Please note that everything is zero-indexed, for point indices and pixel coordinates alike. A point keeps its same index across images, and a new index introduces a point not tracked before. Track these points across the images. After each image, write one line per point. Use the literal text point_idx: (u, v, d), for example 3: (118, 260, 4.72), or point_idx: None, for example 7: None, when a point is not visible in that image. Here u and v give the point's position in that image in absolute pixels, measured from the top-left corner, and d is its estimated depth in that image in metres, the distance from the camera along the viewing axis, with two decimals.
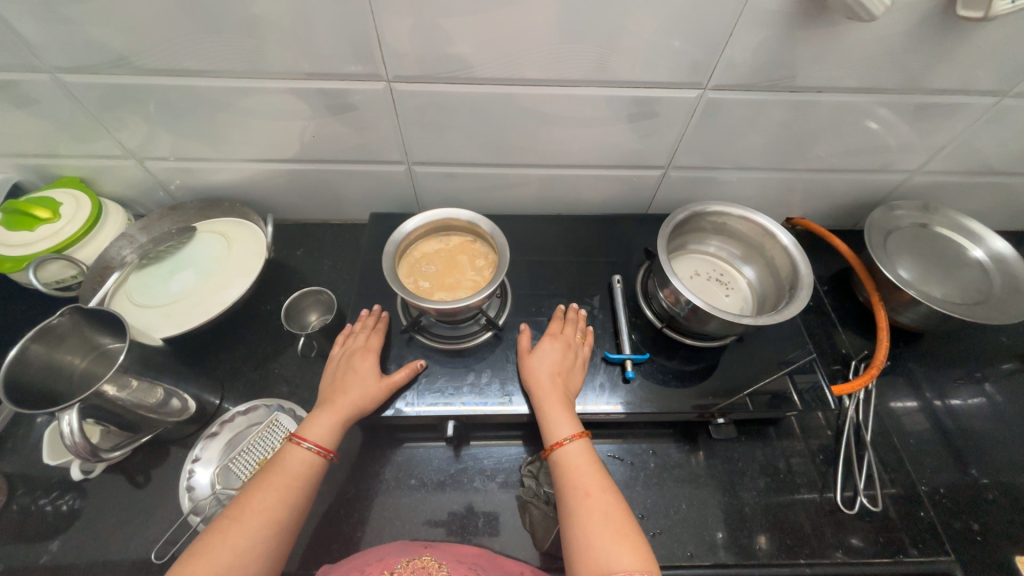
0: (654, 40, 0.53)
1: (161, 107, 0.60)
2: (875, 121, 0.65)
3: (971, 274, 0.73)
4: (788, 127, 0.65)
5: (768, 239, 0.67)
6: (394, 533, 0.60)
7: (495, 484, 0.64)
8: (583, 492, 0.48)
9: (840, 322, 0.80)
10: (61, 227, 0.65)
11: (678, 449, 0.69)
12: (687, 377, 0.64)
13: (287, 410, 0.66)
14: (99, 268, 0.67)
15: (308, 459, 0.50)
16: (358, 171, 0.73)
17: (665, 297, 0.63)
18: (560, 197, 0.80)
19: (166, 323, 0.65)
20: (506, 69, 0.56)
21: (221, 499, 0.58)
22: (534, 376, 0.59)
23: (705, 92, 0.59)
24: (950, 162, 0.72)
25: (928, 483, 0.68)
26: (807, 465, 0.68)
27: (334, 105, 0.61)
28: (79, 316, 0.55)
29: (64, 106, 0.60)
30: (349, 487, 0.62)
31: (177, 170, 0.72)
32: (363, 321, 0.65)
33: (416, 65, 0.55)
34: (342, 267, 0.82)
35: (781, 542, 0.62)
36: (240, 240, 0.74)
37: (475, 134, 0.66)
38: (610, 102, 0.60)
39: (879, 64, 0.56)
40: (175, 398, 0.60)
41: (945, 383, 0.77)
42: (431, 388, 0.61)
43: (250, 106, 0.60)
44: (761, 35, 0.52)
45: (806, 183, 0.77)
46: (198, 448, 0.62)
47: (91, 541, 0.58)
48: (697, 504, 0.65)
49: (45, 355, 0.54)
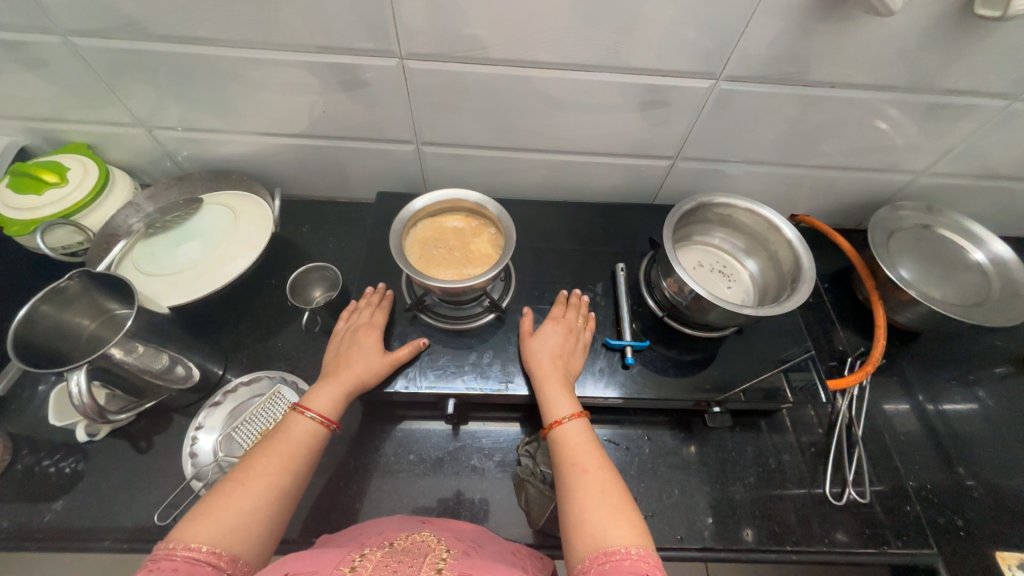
0: (669, 28, 0.53)
1: (171, 75, 0.60)
2: (885, 120, 0.65)
3: (971, 276, 0.74)
4: (799, 122, 0.65)
5: (773, 233, 0.67)
6: (392, 506, 0.61)
7: (492, 463, 0.65)
8: (581, 469, 0.49)
9: (838, 320, 0.81)
10: (68, 193, 0.65)
11: (672, 436, 0.70)
12: (685, 366, 0.65)
13: (289, 382, 0.67)
14: (105, 237, 0.68)
15: (311, 428, 0.51)
16: (365, 149, 0.73)
17: (669, 286, 0.64)
18: (567, 183, 0.80)
19: (172, 292, 0.66)
20: (519, 51, 0.56)
21: (222, 466, 0.59)
22: (535, 359, 0.60)
23: (718, 82, 0.59)
24: (958, 164, 0.72)
25: (916, 479, 0.70)
26: (798, 457, 0.70)
27: (346, 80, 0.60)
28: (89, 280, 0.55)
29: (74, 69, 0.59)
30: (349, 460, 0.63)
31: (185, 141, 0.71)
32: (368, 299, 0.66)
33: (429, 43, 0.55)
34: (347, 246, 0.82)
35: (769, 529, 0.64)
36: (246, 213, 0.74)
37: (485, 116, 0.66)
38: (621, 88, 0.60)
39: (892, 61, 0.56)
40: (180, 364, 0.61)
41: (938, 385, 0.78)
42: (433, 366, 0.62)
43: (262, 79, 0.60)
44: (776, 28, 0.52)
45: (813, 179, 0.77)
46: (201, 416, 0.63)
47: (93, 503, 0.59)
48: (688, 490, 0.66)
49: (54, 315, 0.54)
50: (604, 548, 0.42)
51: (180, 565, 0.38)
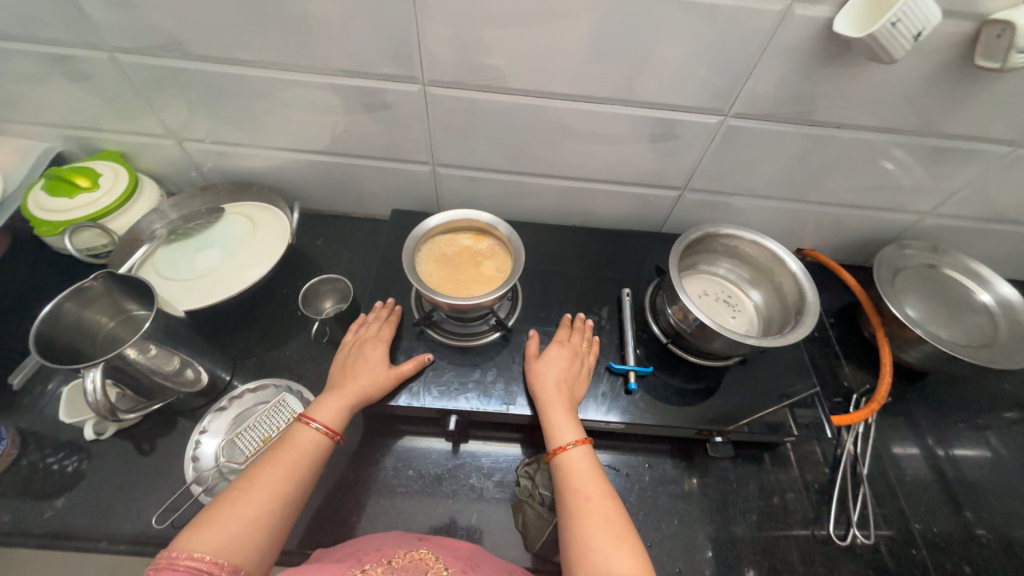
0: (680, 66, 0.55)
1: (206, 92, 0.63)
2: (891, 160, 0.66)
3: (977, 317, 0.74)
4: (805, 159, 0.67)
5: (777, 265, 0.68)
6: (388, 522, 0.61)
7: (491, 483, 0.64)
8: (584, 497, 0.49)
9: (844, 355, 0.81)
10: (98, 197, 0.68)
11: (674, 466, 0.69)
12: (687, 394, 0.65)
13: (294, 391, 0.67)
14: (130, 239, 0.71)
15: (316, 439, 0.52)
16: (383, 168, 0.75)
17: (673, 313, 0.64)
18: (577, 209, 0.82)
19: (188, 296, 0.68)
20: (536, 82, 0.59)
21: (224, 472, 0.59)
22: (539, 380, 0.60)
23: (726, 118, 0.62)
24: (964, 207, 0.73)
25: (922, 522, 0.68)
26: (801, 493, 0.69)
27: (369, 103, 0.63)
28: (111, 279, 0.57)
29: (115, 82, 0.63)
30: (348, 473, 0.64)
31: (212, 153, 0.74)
32: (377, 312, 0.67)
33: (451, 71, 0.58)
34: (359, 260, 0.84)
35: (770, 567, 0.63)
36: (264, 224, 0.77)
37: (500, 142, 0.68)
38: (632, 121, 0.63)
39: (896, 105, 0.58)
40: (190, 368, 0.62)
41: (945, 426, 0.77)
42: (437, 381, 0.63)
43: (291, 98, 0.64)
44: (782, 70, 0.55)
45: (819, 215, 0.79)
46: (205, 420, 0.64)
47: (93, 502, 0.59)
48: (688, 521, 0.65)
49: (76, 313, 0.56)
50: None
51: (183, 575, 0.39)
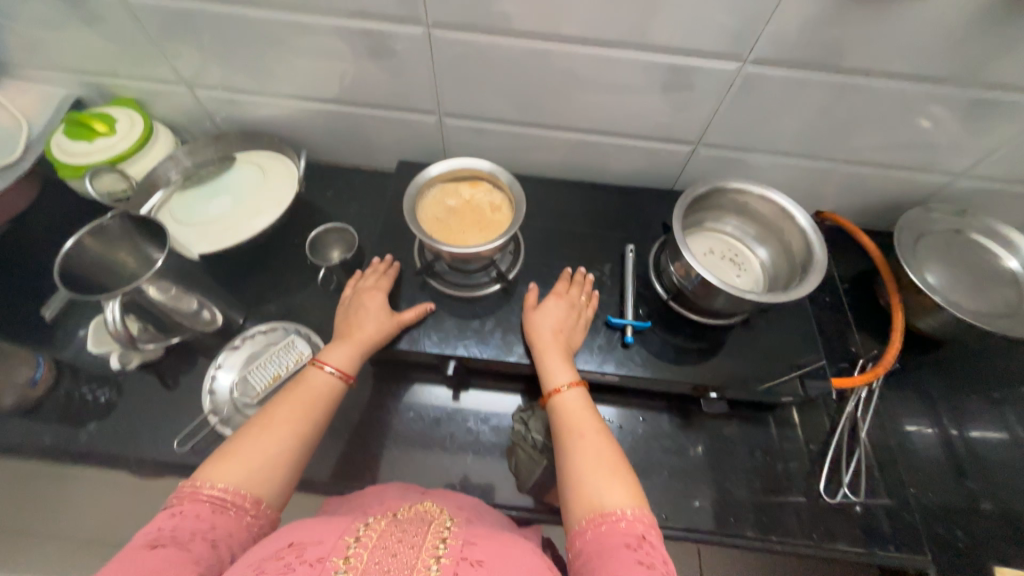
0: (697, 6, 0.52)
1: (214, 36, 0.63)
2: (923, 114, 0.62)
3: (1001, 285, 0.70)
4: (829, 112, 0.63)
5: (787, 222, 0.66)
6: (391, 457, 0.65)
7: (487, 427, 0.68)
8: (578, 434, 0.50)
9: (855, 322, 0.79)
10: (116, 142, 0.71)
11: (669, 421, 0.70)
12: (686, 352, 0.65)
13: (303, 334, 0.71)
14: (147, 185, 0.73)
15: (329, 381, 0.55)
16: (390, 118, 0.75)
17: (676, 270, 0.63)
18: (586, 164, 0.80)
19: (202, 240, 0.71)
20: (544, 24, 0.56)
21: (238, 406, 0.64)
22: (536, 330, 0.61)
23: (745, 65, 0.58)
24: (1003, 167, 0.68)
25: (917, 487, 0.68)
26: (795, 453, 0.69)
27: (374, 48, 0.62)
28: (128, 220, 0.60)
29: (126, 26, 0.63)
30: (354, 412, 0.67)
31: (223, 101, 0.75)
32: (374, 266, 0.68)
33: (456, 12, 0.56)
34: (367, 213, 0.85)
35: (756, 518, 0.65)
36: (273, 172, 0.78)
37: (508, 91, 0.67)
38: (644, 68, 0.60)
39: (932, 51, 0.53)
40: (206, 309, 0.66)
41: (955, 396, 0.75)
42: (438, 329, 0.64)
43: (297, 43, 0.63)
44: (808, 10, 0.51)
45: (842, 175, 0.75)
46: (221, 356, 0.68)
47: (124, 427, 0.64)
48: (679, 473, 0.67)
49: (99, 251, 0.60)
50: (602, 508, 0.43)
51: (207, 503, 0.42)
